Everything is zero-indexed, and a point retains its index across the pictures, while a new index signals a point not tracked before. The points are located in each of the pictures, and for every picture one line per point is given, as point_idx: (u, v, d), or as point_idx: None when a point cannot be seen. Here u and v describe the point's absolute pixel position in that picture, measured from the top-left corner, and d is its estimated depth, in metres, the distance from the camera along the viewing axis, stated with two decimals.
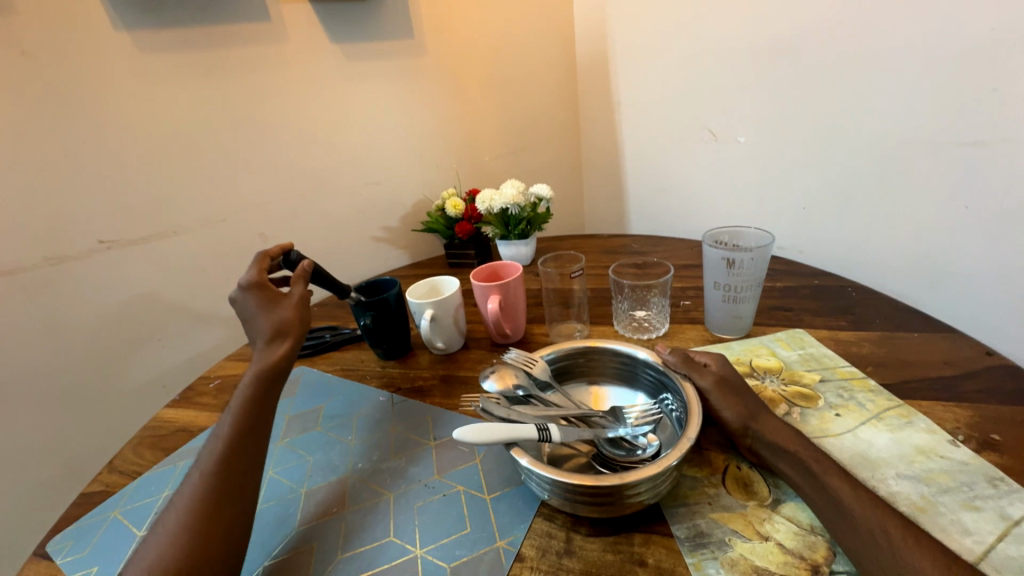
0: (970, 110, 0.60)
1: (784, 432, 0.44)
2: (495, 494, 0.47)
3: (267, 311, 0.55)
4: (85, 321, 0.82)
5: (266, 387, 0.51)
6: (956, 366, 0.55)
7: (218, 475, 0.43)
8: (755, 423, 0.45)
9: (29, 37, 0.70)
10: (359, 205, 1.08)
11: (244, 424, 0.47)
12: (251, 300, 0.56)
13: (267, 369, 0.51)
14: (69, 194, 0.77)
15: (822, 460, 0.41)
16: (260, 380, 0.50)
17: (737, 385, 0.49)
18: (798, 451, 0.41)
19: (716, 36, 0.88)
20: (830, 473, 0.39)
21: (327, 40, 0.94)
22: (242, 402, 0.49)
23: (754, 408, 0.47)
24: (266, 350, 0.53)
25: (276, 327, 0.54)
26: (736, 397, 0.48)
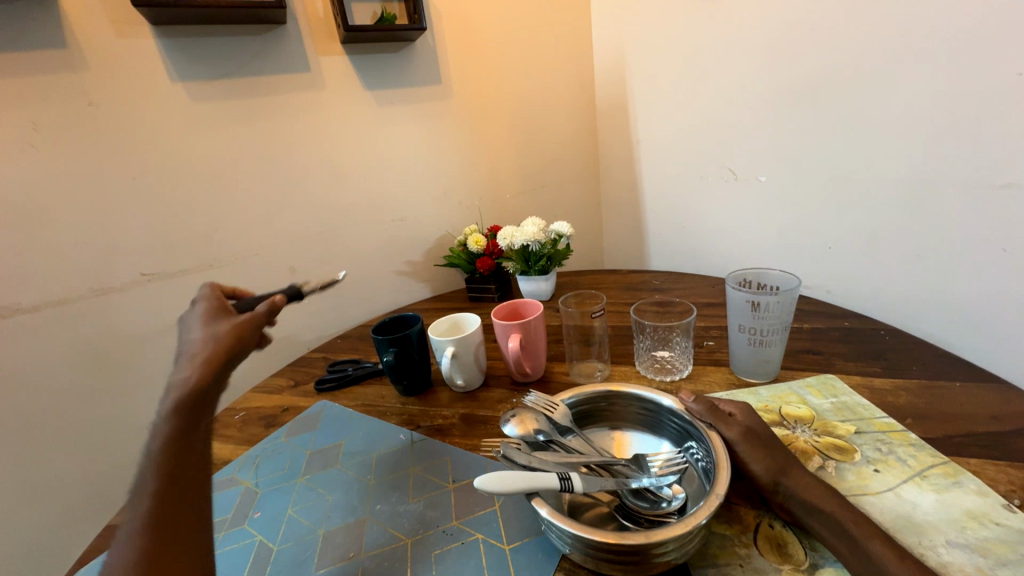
0: (1001, 154, 0.58)
1: (819, 490, 0.41)
2: (514, 545, 0.45)
3: (201, 326, 0.49)
4: (125, 351, 0.86)
5: (188, 421, 0.43)
6: (1004, 421, 0.51)
7: (158, 530, 0.38)
8: (787, 478, 0.43)
9: (96, 90, 0.77)
10: (384, 240, 1.11)
11: (168, 468, 0.40)
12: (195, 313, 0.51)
13: (185, 398, 0.43)
14: (119, 231, 0.82)
15: (863, 524, 0.38)
16: (178, 410, 0.43)
17: (765, 435, 0.47)
18: (836, 513, 0.39)
19: (735, 80, 0.91)
20: (874, 541, 0.37)
21: (361, 88, 1.00)
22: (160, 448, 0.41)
23: (784, 462, 0.44)
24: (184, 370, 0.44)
25: (202, 345, 0.46)
26: (764, 449, 0.45)
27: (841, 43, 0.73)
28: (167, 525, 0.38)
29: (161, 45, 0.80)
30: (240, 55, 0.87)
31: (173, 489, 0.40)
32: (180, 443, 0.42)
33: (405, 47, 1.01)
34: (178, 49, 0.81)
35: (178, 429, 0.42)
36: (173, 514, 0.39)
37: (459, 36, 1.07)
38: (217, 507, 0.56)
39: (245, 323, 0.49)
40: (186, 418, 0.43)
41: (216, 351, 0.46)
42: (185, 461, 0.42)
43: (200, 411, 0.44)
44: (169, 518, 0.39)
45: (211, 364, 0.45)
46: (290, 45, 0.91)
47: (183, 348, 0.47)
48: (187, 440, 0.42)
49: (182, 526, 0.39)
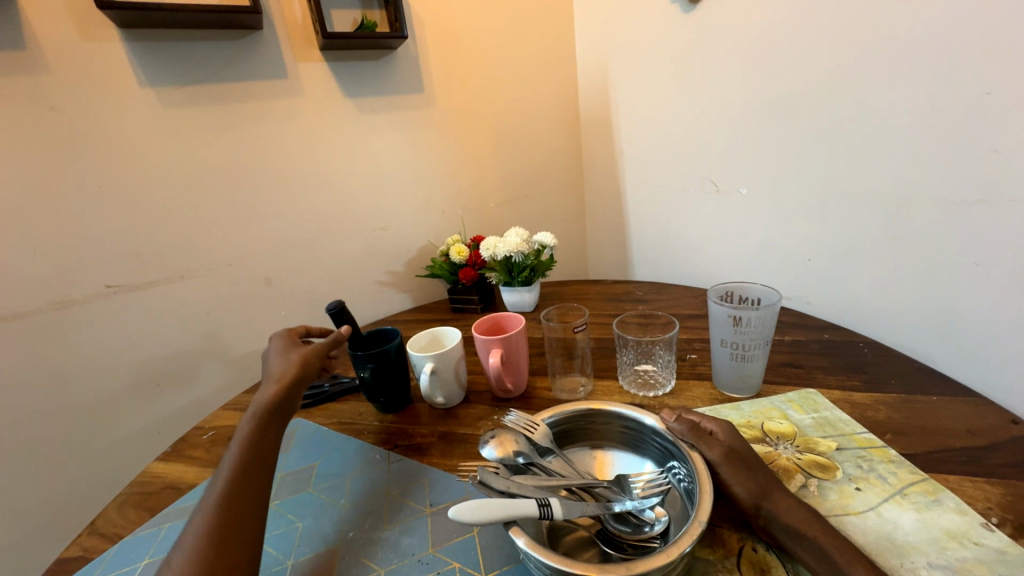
0: (974, 170, 0.59)
1: (802, 513, 0.41)
2: (492, 575, 0.44)
3: (280, 355, 0.60)
4: (87, 367, 0.82)
5: (271, 420, 0.53)
6: (980, 436, 0.52)
7: (231, 503, 0.45)
8: (770, 502, 0.42)
9: (57, 95, 0.73)
10: (364, 250, 1.09)
11: (251, 453, 0.49)
12: (273, 348, 0.62)
13: (265, 405, 0.53)
14: (81, 242, 0.79)
15: (846, 549, 0.37)
16: (263, 412, 0.53)
17: (747, 455, 0.46)
18: (818, 538, 0.38)
19: (715, 93, 0.92)
20: (857, 567, 0.36)
21: (341, 95, 0.98)
22: (246, 436, 0.50)
23: (767, 484, 0.43)
24: (267, 386, 0.55)
25: (282, 369, 0.57)
26: (746, 470, 0.44)
27: (819, 59, 0.74)
28: (240, 499, 0.45)
29: (129, 48, 0.77)
30: (214, 60, 0.84)
31: (250, 470, 0.48)
32: (261, 435, 0.51)
33: (387, 55, 1.00)
34: (147, 53, 0.78)
35: (260, 425, 0.52)
36: (245, 491, 0.46)
37: (441, 45, 1.07)
38: None
39: (313, 354, 0.60)
40: (265, 422, 0.52)
41: (294, 372, 0.57)
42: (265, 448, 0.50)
43: (278, 415, 0.54)
44: (242, 494, 0.45)
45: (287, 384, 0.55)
46: (267, 51, 0.88)
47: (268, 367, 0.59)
48: (267, 433, 0.51)
49: (249, 503, 0.45)
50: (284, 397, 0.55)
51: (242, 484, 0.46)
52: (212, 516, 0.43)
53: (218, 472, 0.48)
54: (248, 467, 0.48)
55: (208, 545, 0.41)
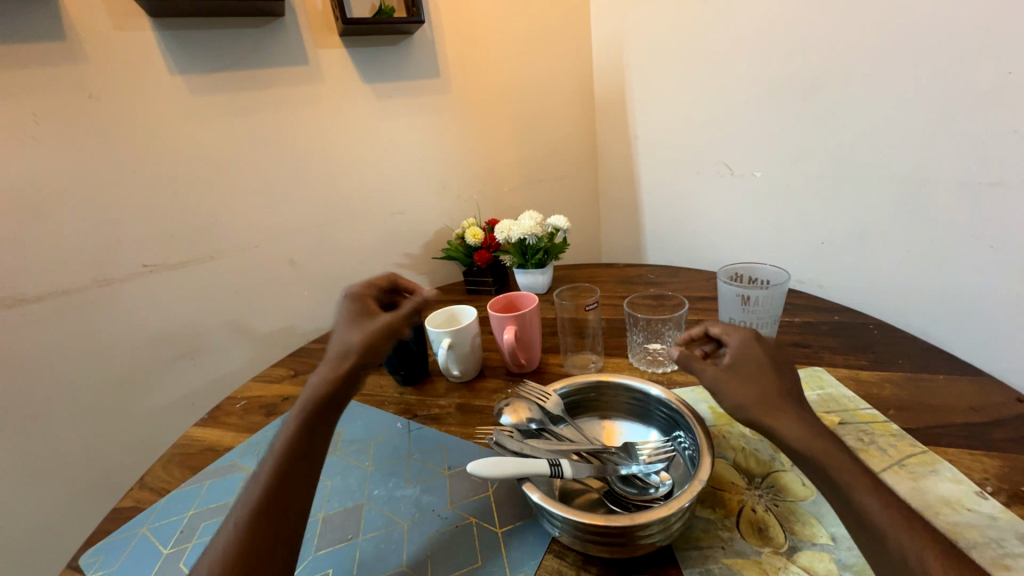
0: (993, 152, 0.59)
1: (805, 433, 0.40)
2: (506, 529, 0.47)
3: (346, 330, 0.54)
4: (129, 341, 0.88)
5: (318, 417, 0.49)
6: (983, 413, 0.53)
7: (263, 524, 0.42)
8: (770, 420, 0.41)
9: (95, 83, 0.77)
10: (383, 233, 1.12)
11: (293, 455, 0.46)
12: (343, 321, 0.55)
13: (315, 399, 0.49)
14: (120, 223, 0.84)
15: (845, 470, 0.38)
16: (310, 408, 0.49)
17: (751, 368, 0.45)
18: (819, 460, 0.39)
19: (731, 75, 0.91)
20: (856, 488, 0.37)
21: (360, 80, 1.00)
22: (291, 433, 0.47)
23: (771, 400, 0.42)
24: (320, 373, 0.51)
25: (342, 351, 0.52)
26: (744, 386, 0.44)
27: (839, 39, 0.72)
28: (270, 520, 0.43)
29: (160, 37, 0.80)
30: (239, 47, 0.87)
31: (289, 476, 0.45)
32: (303, 442, 0.47)
33: (403, 40, 1.01)
34: (177, 42, 0.82)
35: (305, 427, 0.48)
36: (276, 509, 0.43)
37: (457, 29, 1.07)
38: (220, 492, 0.58)
39: (377, 345, 0.53)
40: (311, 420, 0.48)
41: (349, 363, 0.51)
42: (303, 462, 0.46)
43: (326, 414, 0.49)
44: (277, 506, 0.44)
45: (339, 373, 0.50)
46: (288, 37, 0.91)
47: (333, 338, 0.54)
48: (311, 437, 0.48)
49: (285, 514, 0.44)
50: (334, 393, 0.50)
51: (273, 505, 0.44)
52: (244, 522, 0.42)
53: (259, 471, 0.46)
54: (285, 481, 0.45)
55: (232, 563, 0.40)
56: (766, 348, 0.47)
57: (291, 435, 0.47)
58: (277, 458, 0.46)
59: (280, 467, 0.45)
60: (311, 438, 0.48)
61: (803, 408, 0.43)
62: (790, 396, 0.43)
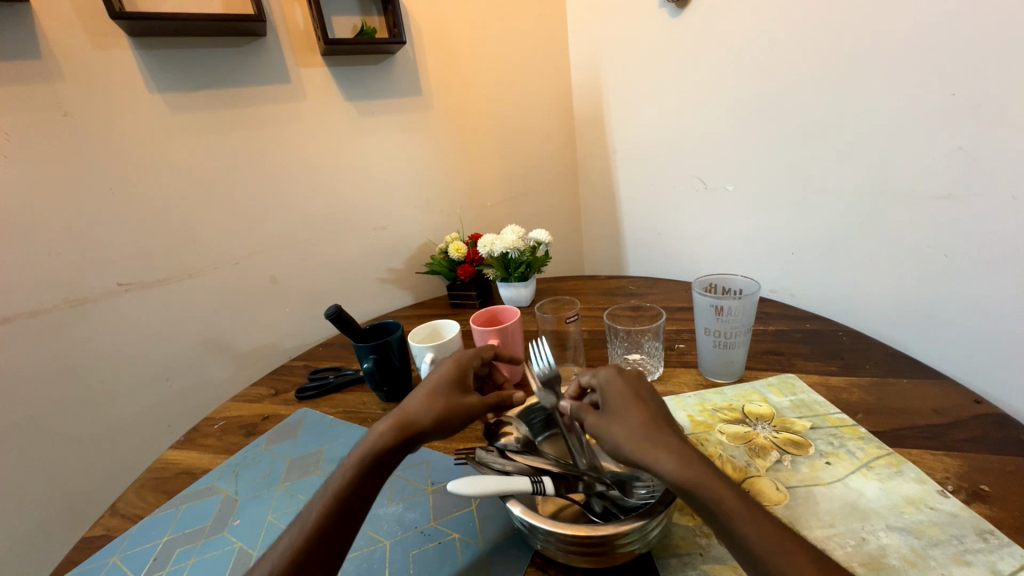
0: (942, 167, 0.62)
1: (669, 462, 0.39)
2: (489, 543, 0.47)
3: (424, 389, 0.51)
4: (102, 362, 0.86)
5: (368, 475, 0.45)
6: (944, 414, 0.55)
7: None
8: (639, 458, 0.41)
9: (72, 101, 0.77)
10: (366, 249, 1.13)
11: (335, 510, 0.43)
12: (433, 376, 0.52)
13: (370, 454, 0.46)
14: (94, 241, 0.82)
15: (720, 497, 0.37)
16: (366, 464, 0.45)
17: (613, 405, 0.45)
18: (695, 491, 0.38)
19: (701, 94, 0.95)
20: (736, 516, 0.36)
21: (342, 98, 1.01)
22: (340, 483, 0.45)
23: (636, 433, 0.42)
24: (383, 428, 0.48)
25: (414, 413, 0.48)
26: (612, 424, 0.44)
27: (800, 60, 0.77)
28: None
29: (139, 56, 0.80)
30: (220, 66, 0.87)
31: (327, 534, 0.42)
32: (347, 503, 0.44)
33: (385, 59, 1.03)
34: (157, 60, 0.82)
35: (356, 484, 0.44)
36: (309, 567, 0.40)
37: (438, 48, 1.10)
38: (196, 516, 0.57)
39: (454, 416, 0.49)
40: (361, 475, 0.45)
41: (413, 426, 0.48)
42: (343, 527, 0.43)
43: (379, 473, 0.46)
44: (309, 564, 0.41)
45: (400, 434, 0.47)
46: (270, 56, 0.92)
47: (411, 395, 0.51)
48: (356, 497, 0.44)
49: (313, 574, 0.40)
50: (394, 452, 0.47)
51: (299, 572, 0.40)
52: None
53: (302, 516, 0.44)
54: (320, 542, 0.42)
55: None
56: (627, 377, 0.48)
57: (336, 492, 0.44)
58: (315, 520, 0.42)
59: (312, 532, 0.42)
60: (353, 502, 0.44)
61: (670, 431, 0.43)
62: (654, 422, 0.43)
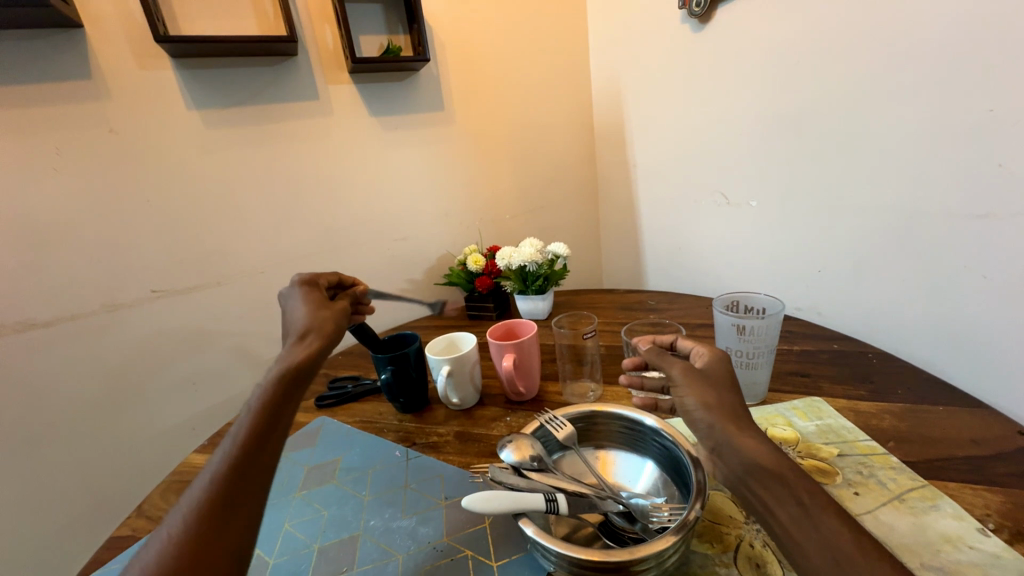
0: (981, 186, 0.60)
1: (769, 450, 0.39)
2: (501, 562, 0.47)
3: (307, 309, 0.55)
4: (134, 365, 0.89)
5: (287, 385, 0.46)
6: (984, 446, 0.52)
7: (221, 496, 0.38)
8: (732, 430, 0.40)
9: (117, 119, 0.81)
10: (386, 259, 1.15)
11: (258, 425, 0.43)
12: (304, 298, 0.56)
13: (288, 365, 0.47)
14: (131, 250, 0.86)
15: (817, 493, 0.36)
16: (285, 374, 0.46)
17: (717, 377, 0.45)
18: (789, 479, 0.37)
19: (724, 109, 0.95)
20: (825, 510, 0.35)
21: (367, 113, 1.04)
22: (260, 398, 0.44)
23: (733, 411, 0.42)
24: (291, 347, 0.49)
25: (310, 324, 0.52)
26: (711, 390, 0.44)
27: (827, 76, 0.75)
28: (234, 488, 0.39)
29: (180, 76, 0.85)
30: (253, 84, 0.91)
31: (257, 445, 0.42)
32: (274, 409, 0.44)
33: (410, 76, 1.06)
34: (195, 80, 0.86)
35: (281, 391, 0.45)
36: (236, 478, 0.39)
37: (461, 64, 1.12)
38: None
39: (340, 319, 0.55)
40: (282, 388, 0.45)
41: (318, 335, 0.51)
42: (273, 429, 0.43)
43: (302, 379, 0.47)
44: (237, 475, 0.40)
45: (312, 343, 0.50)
46: (301, 75, 0.95)
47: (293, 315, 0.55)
48: (279, 402, 0.44)
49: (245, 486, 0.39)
50: (310, 357, 0.48)
51: (230, 482, 0.39)
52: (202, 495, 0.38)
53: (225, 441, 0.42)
54: (247, 455, 0.41)
55: (192, 535, 0.36)
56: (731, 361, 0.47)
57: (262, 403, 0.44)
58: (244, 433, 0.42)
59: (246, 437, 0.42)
60: (279, 407, 0.44)
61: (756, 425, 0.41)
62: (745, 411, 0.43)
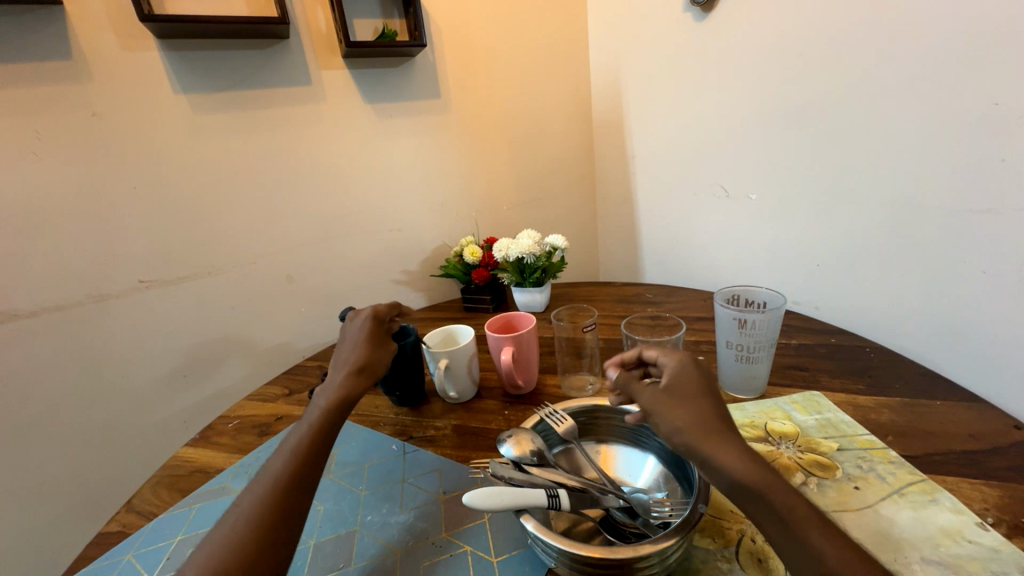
0: (983, 182, 0.59)
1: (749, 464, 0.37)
2: (502, 558, 0.46)
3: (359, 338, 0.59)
4: (122, 357, 0.87)
5: (337, 415, 0.52)
6: (981, 440, 0.53)
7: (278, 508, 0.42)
8: (706, 446, 0.39)
9: (100, 102, 0.78)
10: (381, 250, 1.13)
11: (312, 444, 0.48)
12: (361, 327, 0.60)
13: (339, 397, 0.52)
14: (117, 239, 0.84)
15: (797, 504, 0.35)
16: (336, 407, 0.52)
17: (685, 389, 0.43)
18: (769, 494, 0.36)
19: (725, 101, 0.93)
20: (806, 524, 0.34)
21: (361, 100, 1.01)
22: (314, 423, 0.50)
23: (707, 424, 0.40)
24: (345, 378, 0.54)
25: (363, 356, 0.57)
26: (681, 406, 0.42)
27: (830, 68, 0.74)
28: (288, 504, 0.43)
29: (165, 58, 0.82)
30: (242, 68, 0.88)
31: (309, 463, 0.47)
32: (326, 435, 0.49)
33: (406, 62, 1.03)
34: (181, 62, 0.83)
35: (330, 422, 0.51)
36: (294, 490, 0.44)
37: (458, 50, 1.10)
38: (210, 516, 0.57)
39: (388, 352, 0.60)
40: (333, 417, 0.51)
41: (368, 370, 0.56)
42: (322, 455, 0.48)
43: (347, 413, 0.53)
44: (291, 485, 0.44)
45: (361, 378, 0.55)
46: (292, 58, 0.92)
47: (346, 341, 0.60)
48: (328, 432, 0.50)
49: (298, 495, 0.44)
50: (358, 393, 0.54)
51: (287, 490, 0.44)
52: (260, 500, 0.43)
53: (280, 450, 0.48)
54: (300, 472, 0.46)
55: (247, 540, 0.40)
56: (700, 367, 0.45)
57: (316, 429, 0.49)
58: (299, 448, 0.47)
59: (303, 456, 0.47)
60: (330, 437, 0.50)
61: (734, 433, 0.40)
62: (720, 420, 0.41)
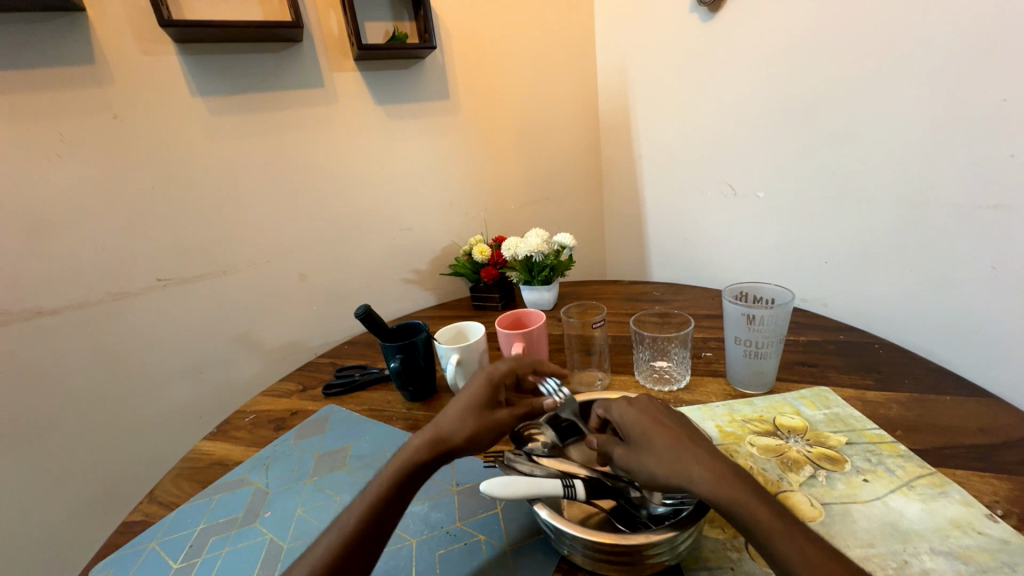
0: (993, 178, 0.59)
1: (715, 478, 0.39)
2: (515, 546, 0.48)
3: (456, 406, 0.51)
4: (141, 352, 0.90)
5: (402, 488, 0.46)
6: (991, 434, 0.53)
7: None
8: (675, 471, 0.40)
9: (120, 104, 0.80)
10: (391, 249, 1.15)
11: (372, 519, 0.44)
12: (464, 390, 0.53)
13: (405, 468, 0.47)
14: (136, 238, 0.86)
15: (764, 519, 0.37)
16: (400, 475, 0.47)
17: (640, 429, 0.45)
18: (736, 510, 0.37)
19: (733, 99, 0.94)
20: (773, 534, 0.36)
21: (371, 101, 1.03)
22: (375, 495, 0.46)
23: (670, 453, 0.42)
24: (419, 446, 0.49)
25: (448, 429, 0.49)
26: (643, 449, 0.43)
27: (838, 65, 0.74)
28: None
29: (183, 61, 0.84)
30: (258, 71, 0.90)
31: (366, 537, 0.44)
32: (383, 511, 0.45)
33: (416, 63, 1.05)
34: (199, 65, 0.85)
35: (390, 492, 0.46)
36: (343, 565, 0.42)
37: (467, 51, 1.11)
38: (230, 506, 0.59)
39: (486, 431, 0.50)
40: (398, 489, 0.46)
41: (450, 445, 0.49)
42: (379, 529, 0.44)
43: (413, 484, 0.47)
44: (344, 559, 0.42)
45: (440, 450, 0.48)
46: (305, 61, 0.94)
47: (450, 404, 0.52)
48: (389, 506, 0.45)
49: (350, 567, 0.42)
50: (429, 466, 0.48)
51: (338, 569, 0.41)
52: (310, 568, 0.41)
53: (341, 519, 0.45)
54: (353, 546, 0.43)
55: None
56: (640, 404, 0.47)
57: (374, 501, 0.45)
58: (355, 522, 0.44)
59: (351, 533, 0.44)
60: (388, 512, 0.45)
61: (700, 448, 0.42)
62: (680, 444, 0.42)
